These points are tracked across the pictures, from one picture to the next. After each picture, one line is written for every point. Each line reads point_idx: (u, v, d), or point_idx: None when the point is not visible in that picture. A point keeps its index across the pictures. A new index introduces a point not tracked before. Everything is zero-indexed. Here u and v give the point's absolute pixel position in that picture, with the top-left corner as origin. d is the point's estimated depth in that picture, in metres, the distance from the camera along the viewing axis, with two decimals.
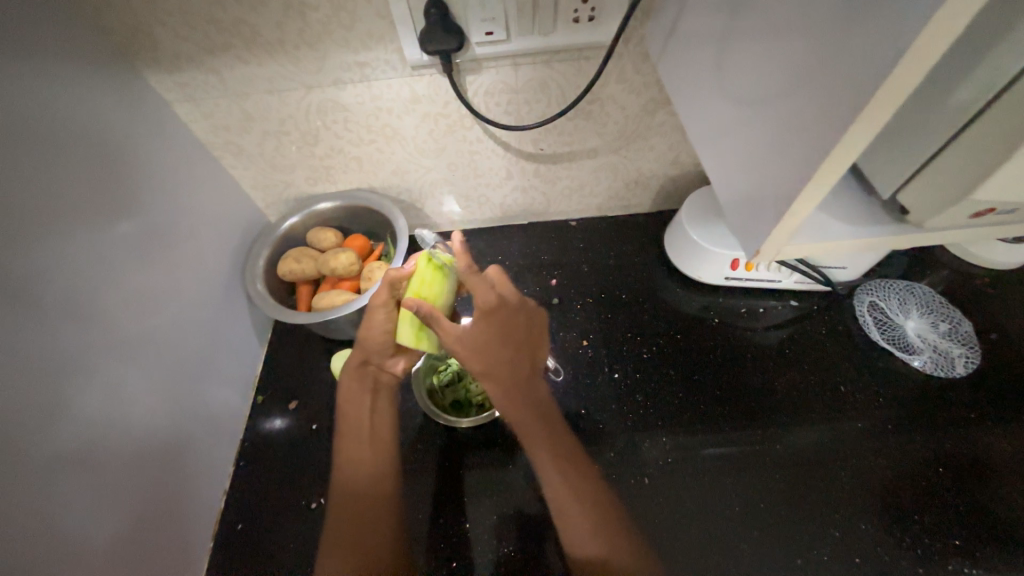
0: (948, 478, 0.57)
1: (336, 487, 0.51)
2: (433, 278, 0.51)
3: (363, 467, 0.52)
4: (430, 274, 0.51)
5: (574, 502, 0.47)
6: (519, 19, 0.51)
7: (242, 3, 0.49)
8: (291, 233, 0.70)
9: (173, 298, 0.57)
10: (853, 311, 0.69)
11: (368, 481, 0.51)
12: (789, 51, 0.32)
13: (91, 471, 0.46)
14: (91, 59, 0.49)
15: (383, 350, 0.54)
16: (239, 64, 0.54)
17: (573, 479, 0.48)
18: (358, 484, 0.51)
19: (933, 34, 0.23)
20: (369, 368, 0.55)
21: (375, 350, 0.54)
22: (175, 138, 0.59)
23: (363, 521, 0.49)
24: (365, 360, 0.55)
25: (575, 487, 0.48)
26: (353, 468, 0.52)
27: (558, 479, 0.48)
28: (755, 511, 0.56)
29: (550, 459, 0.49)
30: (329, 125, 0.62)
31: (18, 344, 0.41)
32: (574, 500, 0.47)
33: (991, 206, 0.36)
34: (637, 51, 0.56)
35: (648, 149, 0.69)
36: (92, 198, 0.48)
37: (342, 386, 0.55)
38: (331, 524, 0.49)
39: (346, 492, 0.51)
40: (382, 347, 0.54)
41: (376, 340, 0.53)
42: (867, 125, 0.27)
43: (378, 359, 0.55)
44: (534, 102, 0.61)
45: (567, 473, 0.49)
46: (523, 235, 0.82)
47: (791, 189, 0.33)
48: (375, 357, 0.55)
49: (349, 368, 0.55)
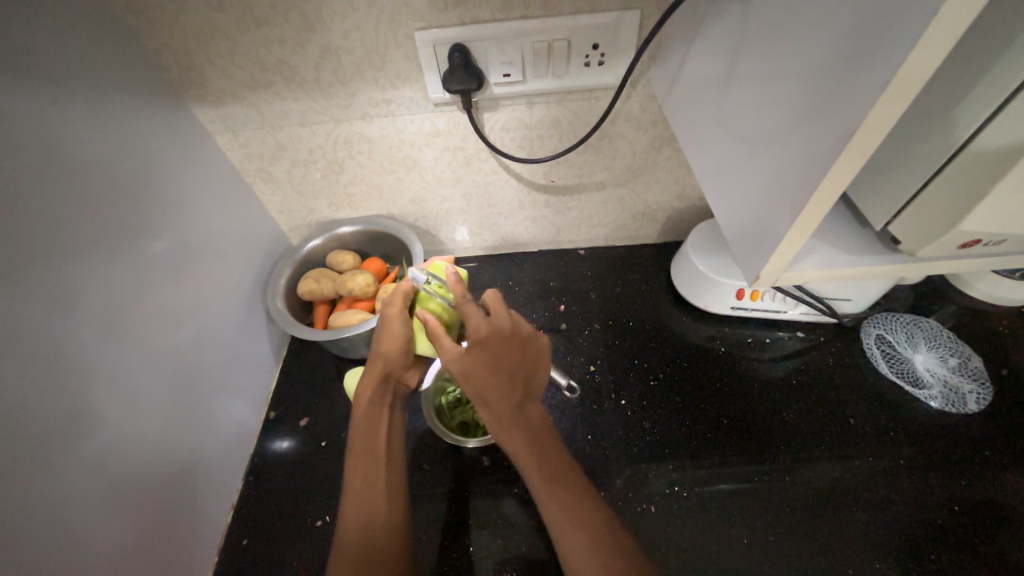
0: (965, 517, 0.55)
1: (349, 507, 0.51)
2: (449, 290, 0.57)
3: (379, 485, 0.52)
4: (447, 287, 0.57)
5: (577, 537, 0.45)
6: (535, 62, 0.55)
7: (285, 46, 0.54)
8: (311, 255, 0.73)
9: (197, 313, 0.60)
10: (860, 344, 0.69)
11: (379, 500, 0.51)
12: (786, 94, 0.35)
13: (105, 481, 0.46)
14: (145, 92, 0.54)
15: (403, 363, 0.57)
16: (277, 99, 0.59)
17: (576, 513, 0.47)
18: (371, 501, 0.51)
19: (908, 80, 0.26)
20: (388, 380, 0.57)
21: (396, 363, 0.57)
22: (213, 165, 0.64)
23: (374, 541, 0.49)
24: (386, 371, 0.57)
25: (579, 521, 0.46)
26: (366, 485, 0.52)
27: (560, 513, 0.47)
28: (766, 546, 0.55)
29: (551, 493, 0.48)
30: (354, 155, 0.66)
31: (57, 349, 0.43)
32: (577, 534, 0.45)
33: (980, 238, 0.38)
34: (644, 93, 0.60)
35: (655, 183, 0.72)
36: (134, 217, 0.52)
37: (358, 397, 0.56)
38: (341, 542, 0.49)
39: (362, 513, 0.50)
40: (404, 358, 0.57)
41: (397, 353, 0.56)
42: (852, 160, 0.30)
43: (397, 372, 0.57)
44: (546, 137, 0.64)
45: (568, 506, 0.47)
46: (533, 262, 0.84)
47: (791, 218, 0.35)
48: (396, 370, 0.57)
49: (368, 377, 0.56)
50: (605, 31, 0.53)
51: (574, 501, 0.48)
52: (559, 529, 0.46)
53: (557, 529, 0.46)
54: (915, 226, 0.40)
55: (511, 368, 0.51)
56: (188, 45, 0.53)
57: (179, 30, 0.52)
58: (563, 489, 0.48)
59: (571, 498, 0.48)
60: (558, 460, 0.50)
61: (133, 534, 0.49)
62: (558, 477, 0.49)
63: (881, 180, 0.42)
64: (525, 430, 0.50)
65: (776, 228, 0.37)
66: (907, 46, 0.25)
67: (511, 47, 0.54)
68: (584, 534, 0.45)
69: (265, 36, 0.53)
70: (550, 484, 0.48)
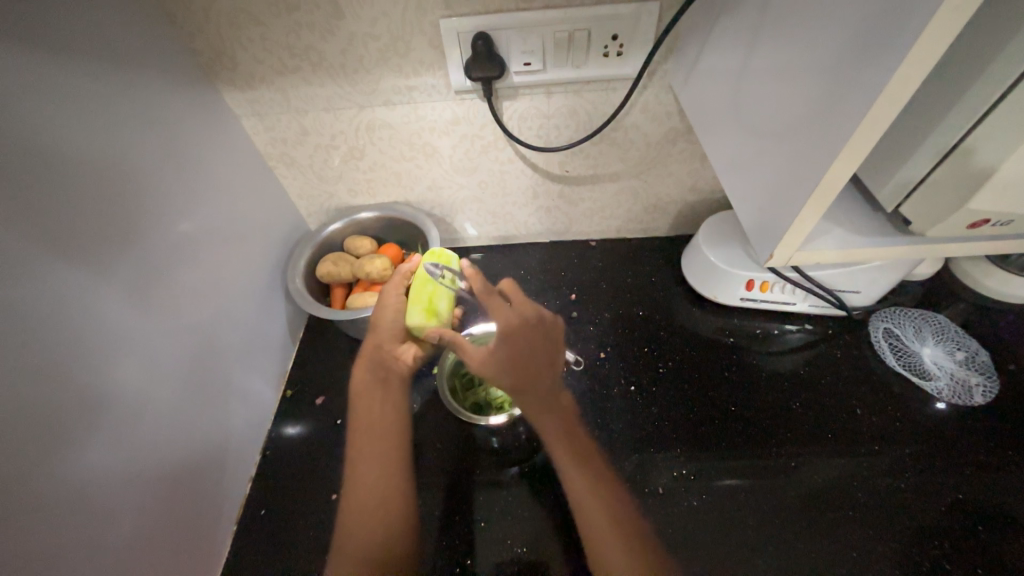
0: (969, 506, 0.56)
1: (349, 481, 0.52)
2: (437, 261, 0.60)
3: (375, 461, 0.52)
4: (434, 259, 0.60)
5: (597, 512, 0.48)
6: (555, 52, 0.57)
7: (314, 32, 0.55)
8: (330, 239, 0.75)
9: (219, 293, 0.62)
10: (869, 337, 0.70)
11: (378, 478, 0.51)
12: (801, 79, 0.36)
13: (133, 446, 0.48)
14: (180, 75, 0.56)
15: (395, 334, 0.57)
16: (304, 85, 0.61)
17: (597, 486, 0.49)
18: (369, 475, 0.51)
19: (919, 60, 0.27)
20: (381, 355, 0.57)
21: (387, 335, 0.57)
22: (240, 147, 0.66)
23: (372, 515, 0.49)
24: (378, 345, 0.57)
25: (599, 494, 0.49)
26: (365, 459, 0.53)
27: (580, 483, 0.50)
28: (770, 527, 0.56)
29: (573, 466, 0.50)
30: (374, 142, 0.68)
31: (92, 316, 0.45)
32: (598, 508, 0.48)
33: (988, 217, 0.39)
34: (660, 85, 0.61)
35: (668, 175, 0.74)
36: (165, 196, 0.54)
37: (357, 376, 0.58)
38: (344, 515, 0.50)
39: (359, 488, 0.51)
40: (396, 331, 0.57)
41: (388, 322, 0.57)
42: (864, 138, 0.31)
43: (389, 345, 0.57)
44: (564, 126, 0.66)
45: (591, 481, 0.49)
46: (545, 252, 0.86)
47: (805, 195, 0.36)
48: (388, 343, 0.57)
49: (364, 356, 0.58)
50: (624, 23, 0.54)
51: (594, 478, 0.50)
52: (580, 499, 0.49)
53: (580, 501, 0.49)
54: (923, 208, 0.41)
55: (539, 355, 0.53)
56: (221, 29, 0.55)
57: (213, 14, 0.54)
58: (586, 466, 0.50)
59: (592, 475, 0.50)
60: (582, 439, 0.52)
61: (156, 499, 0.51)
62: (585, 456, 0.51)
63: (890, 166, 0.43)
64: (557, 409, 0.53)
65: (790, 210, 0.38)
66: (919, 26, 0.26)
67: (533, 37, 0.55)
68: (603, 503, 0.48)
69: (296, 22, 0.54)
70: (576, 463, 0.50)
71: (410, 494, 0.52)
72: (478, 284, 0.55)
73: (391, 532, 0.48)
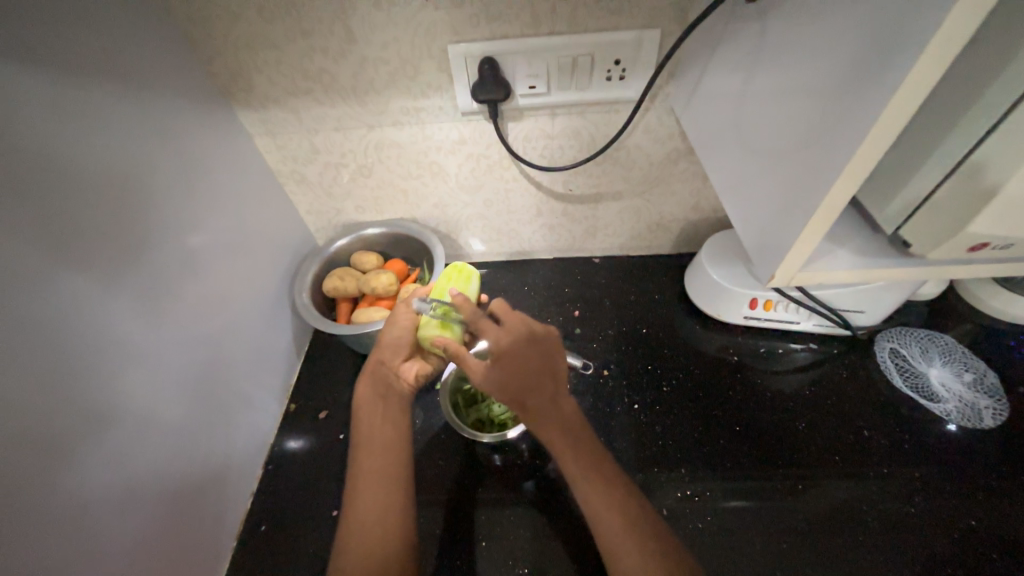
0: (983, 533, 0.55)
1: (348, 501, 0.51)
2: (458, 276, 0.61)
3: (373, 481, 0.52)
4: (455, 274, 0.61)
5: (616, 527, 0.46)
6: (560, 75, 0.58)
7: (327, 56, 0.58)
8: (337, 254, 0.76)
9: (227, 306, 0.63)
10: (875, 358, 0.69)
11: (377, 497, 0.51)
12: (801, 105, 0.37)
13: (137, 459, 0.49)
14: (196, 96, 0.58)
15: (398, 350, 0.58)
16: (316, 106, 0.63)
17: (609, 493, 0.48)
18: (367, 495, 0.51)
19: (911, 89, 0.28)
20: (384, 370, 0.58)
21: (390, 349, 0.58)
22: (251, 164, 0.68)
23: (368, 537, 0.48)
24: (381, 360, 0.58)
25: (612, 503, 0.47)
26: (365, 479, 0.52)
27: (594, 491, 0.48)
28: (777, 551, 0.55)
29: (582, 474, 0.49)
30: (382, 160, 0.70)
31: (102, 328, 0.46)
32: (616, 520, 0.46)
33: (988, 241, 0.40)
34: (663, 107, 0.63)
35: (670, 194, 0.75)
36: (177, 211, 0.55)
37: (359, 390, 0.58)
38: (341, 537, 0.49)
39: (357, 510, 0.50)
40: (399, 347, 0.58)
41: (393, 337, 0.58)
42: (863, 163, 0.32)
43: (391, 361, 0.58)
44: (567, 146, 0.67)
45: (603, 490, 0.48)
46: (549, 268, 0.87)
47: (806, 217, 0.37)
48: (390, 359, 0.58)
49: (367, 371, 0.58)
50: (627, 48, 0.56)
51: (610, 490, 0.48)
52: (593, 508, 0.48)
53: (594, 511, 0.48)
54: (924, 231, 0.42)
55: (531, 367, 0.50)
56: (239, 53, 0.58)
57: (231, 40, 0.56)
58: (599, 477, 0.49)
59: (607, 486, 0.48)
60: (590, 446, 0.50)
61: (159, 513, 0.51)
62: (595, 463, 0.50)
63: (892, 188, 0.43)
64: (561, 422, 0.50)
65: (792, 231, 0.39)
66: (913, 58, 0.27)
67: (538, 61, 0.57)
68: (617, 513, 0.47)
69: (310, 46, 0.57)
70: (587, 472, 0.49)
71: (409, 517, 0.51)
72: (469, 312, 0.53)
73: (387, 560, 0.47)
